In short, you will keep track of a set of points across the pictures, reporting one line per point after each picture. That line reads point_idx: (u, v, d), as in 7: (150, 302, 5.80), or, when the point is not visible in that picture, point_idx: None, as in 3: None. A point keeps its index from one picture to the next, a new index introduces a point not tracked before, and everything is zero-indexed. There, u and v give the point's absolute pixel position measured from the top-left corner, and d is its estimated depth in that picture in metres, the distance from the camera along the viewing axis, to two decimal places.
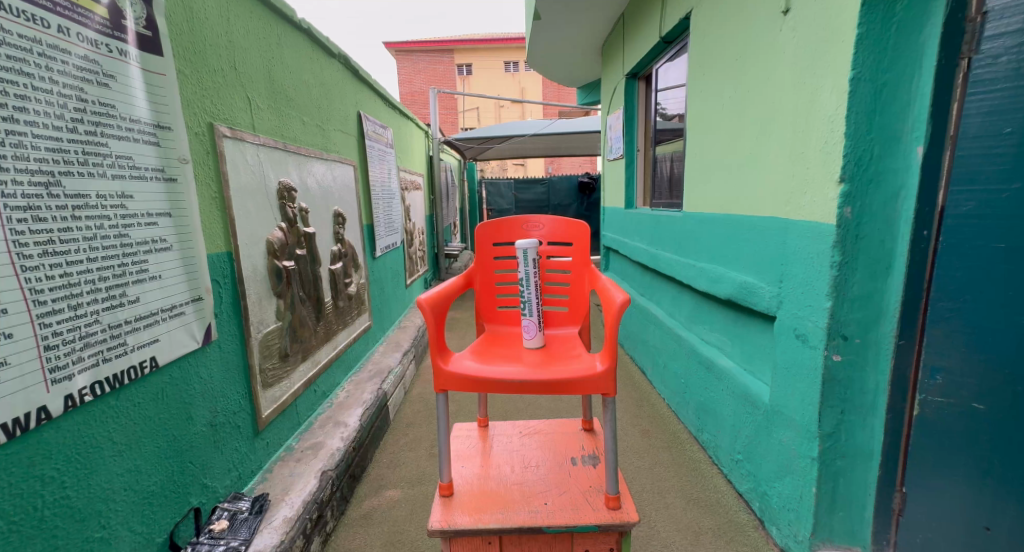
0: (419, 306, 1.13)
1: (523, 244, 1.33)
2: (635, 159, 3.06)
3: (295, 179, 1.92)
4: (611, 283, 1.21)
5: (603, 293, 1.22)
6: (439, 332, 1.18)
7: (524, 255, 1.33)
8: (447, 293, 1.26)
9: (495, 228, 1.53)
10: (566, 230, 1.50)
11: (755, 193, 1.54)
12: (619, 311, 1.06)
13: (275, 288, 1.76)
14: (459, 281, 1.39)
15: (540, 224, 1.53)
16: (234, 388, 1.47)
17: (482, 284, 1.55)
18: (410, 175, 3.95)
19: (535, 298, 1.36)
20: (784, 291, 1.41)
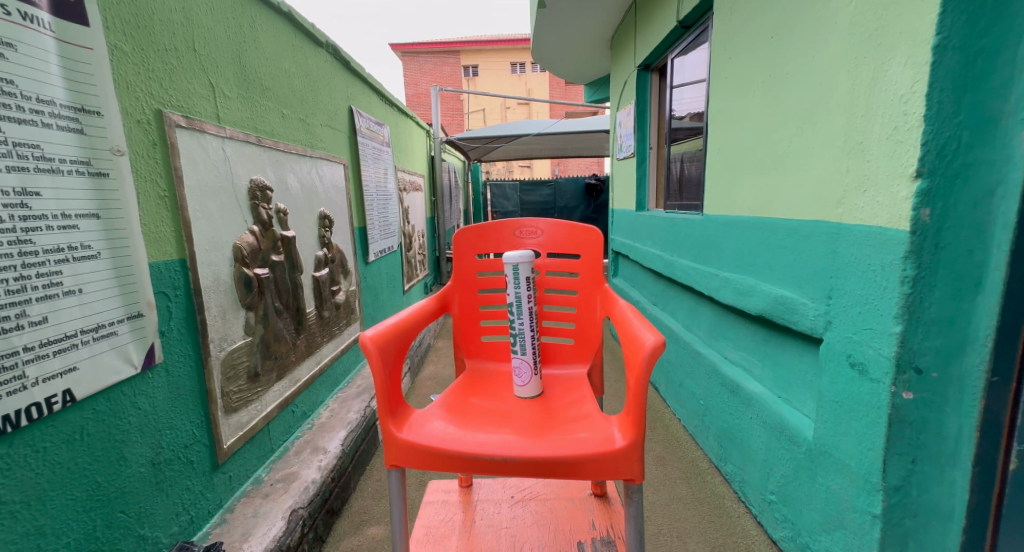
0: (363, 345, 0.93)
1: (513, 256, 1.12)
2: (648, 158, 2.83)
3: (273, 178, 1.71)
4: (638, 315, 0.98)
5: (624, 328, 1.00)
6: (391, 378, 0.97)
7: (516, 272, 1.12)
8: (407, 324, 1.06)
9: (481, 234, 1.34)
10: (574, 236, 1.30)
11: (794, 192, 1.33)
12: (648, 358, 0.84)
13: (244, 299, 1.56)
14: (427, 305, 1.18)
15: (541, 229, 1.33)
16: (186, 416, 1.28)
17: (467, 304, 1.34)
18: (410, 175, 3.76)
19: (531, 327, 1.15)
20: (833, 310, 1.21)
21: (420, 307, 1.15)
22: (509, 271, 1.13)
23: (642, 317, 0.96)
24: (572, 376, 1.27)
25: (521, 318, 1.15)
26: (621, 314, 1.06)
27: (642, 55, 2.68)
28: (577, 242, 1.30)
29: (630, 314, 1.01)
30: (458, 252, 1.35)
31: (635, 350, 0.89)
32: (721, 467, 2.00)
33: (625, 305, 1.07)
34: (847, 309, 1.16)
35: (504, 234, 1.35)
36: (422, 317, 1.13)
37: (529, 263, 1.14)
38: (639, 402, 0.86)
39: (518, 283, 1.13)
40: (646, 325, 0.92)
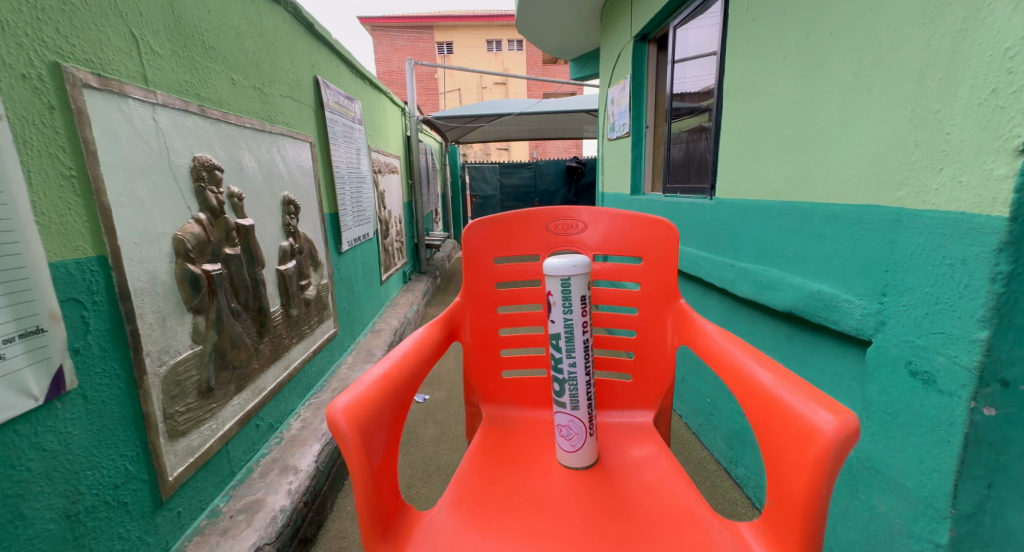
0: (334, 429, 0.69)
1: (562, 267, 0.84)
2: (645, 136, 2.63)
3: (223, 156, 1.43)
4: (775, 371, 0.77)
5: (749, 391, 0.79)
6: (381, 466, 0.74)
7: (566, 291, 0.86)
8: (396, 379, 0.81)
9: (507, 230, 1.13)
10: (633, 233, 1.08)
11: (834, 171, 1.14)
12: (836, 452, 0.64)
13: (190, 302, 1.31)
14: (421, 340, 0.94)
15: (592, 223, 1.12)
16: (114, 450, 1.08)
17: (484, 320, 1.13)
18: (385, 157, 3.48)
19: (582, 363, 0.90)
20: (886, 309, 1.04)
21: (411, 345, 0.91)
22: (557, 288, 0.86)
23: (791, 376, 0.75)
24: (629, 429, 1.07)
25: (567, 351, 0.89)
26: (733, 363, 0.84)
27: (639, 24, 2.46)
28: (639, 242, 1.08)
29: (757, 371, 0.79)
30: (473, 252, 1.12)
31: (803, 436, 0.68)
32: (732, 470, 1.92)
33: (737, 351, 0.85)
34: (908, 309, 0.99)
35: (531, 227, 1.13)
36: (415, 360, 0.88)
37: (586, 277, 0.87)
38: (816, 513, 0.66)
39: (569, 305, 0.86)
40: (804, 394, 0.71)
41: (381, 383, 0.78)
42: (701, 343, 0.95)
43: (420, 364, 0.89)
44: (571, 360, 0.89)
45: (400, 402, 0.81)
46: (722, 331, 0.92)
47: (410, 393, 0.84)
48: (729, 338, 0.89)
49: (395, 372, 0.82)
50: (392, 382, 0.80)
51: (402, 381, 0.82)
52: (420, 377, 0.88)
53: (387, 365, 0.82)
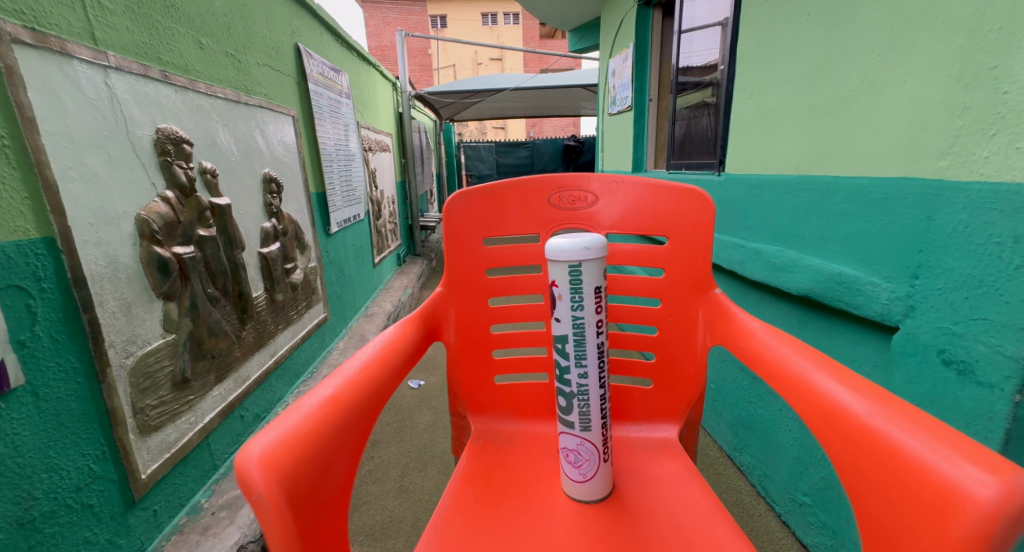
0: (246, 486, 0.52)
1: (569, 247, 0.65)
2: (648, 110, 2.50)
3: (192, 128, 1.31)
4: (872, 398, 0.59)
5: (835, 422, 0.61)
6: (322, 524, 0.57)
7: (574, 280, 0.67)
8: (345, 405, 0.64)
9: (496, 201, 0.98)
10: (655, 203, 0.94)
11: (862, 140, 1.04)
12: (998, 528, 0.46)
13: (158, 288, 1.21)
14: (386, 349, 0.77)
15: (604, 194, 0.97)
16: (75, 450, 1.01)
17: (470, 316, 0.99)
18: (375, 134, 3.34)
19: (597, 372, 0.71)
20: (916, 293, 0.94)
21: (371, 357, 0.74)
22: (563, 277, 0.67)
23: (894, 405, 0.58)
24: (648, 448, 0.91)
25: (576, 358, 0.70)
26: (805, 383, 0.67)
27: None
28: (661, 217, 0.94)
29: (845, 395, 0.61)
30: (461, 237, 0.98)
31: (938, 498, 0.50)
32: (735, 457, 1.86)
33: (809, 369, 0.68)
34: (943, 293, 0.89)
35: (529, 203, 0.98)
36: (375, 376, 0.71)
37: (600, 262, 0.67)
38: None
39: (578, 299, 0.68)
40: (927, 434, 0.53)
41: (322, 413, 0.61)
42: (753, 353, 0.78)
43: (381, 381, 0.72)
44: (582, 369, 0.70)
45: (351, 435, 0.63)
46: (784, 340, 0.75)
47: (367, 420, 0.67)
48: (795, 349, 0.72)
49: (344, 397, 0.65)
50: (339, 409, 0.63)
51: (353, 407, 0.65)
52: (380, 398, 0.70)
53: (333, 387, 0.65)
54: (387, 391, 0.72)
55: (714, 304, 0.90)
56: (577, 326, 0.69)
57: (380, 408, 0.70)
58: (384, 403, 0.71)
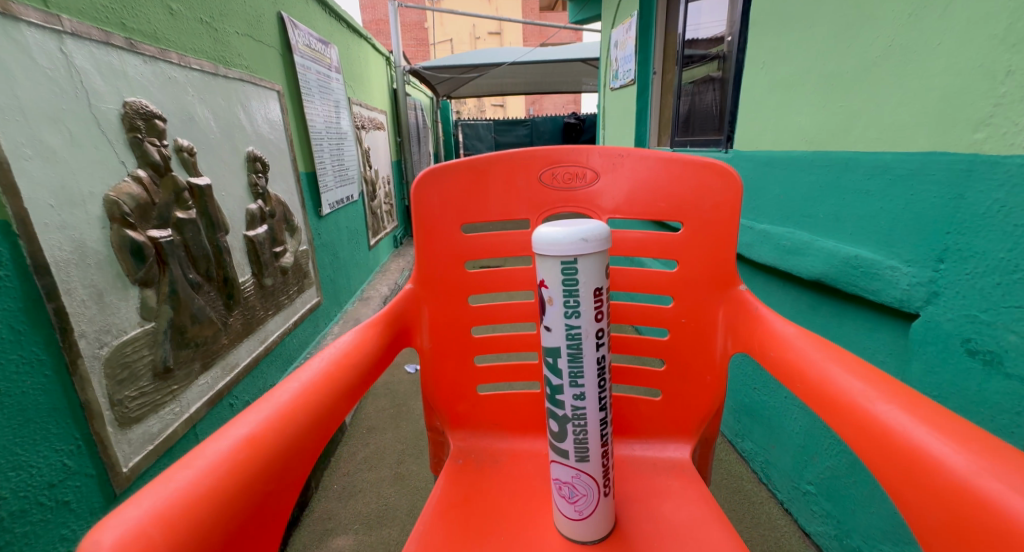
0: None
1: (562, 240, 0.58)
2: (652, 85, 2.39)
3: (164, 102, 1.22)
4: (972, 448, 0.45)
5: (919, 478, 0.47)
6: None
7: (569, 280, 0.60)
8: (264, 446, 0.51)
9: (480, 180, 0.89)
10: (670, 181, 0.85)
11: (888, 112, 0.95)
12: None
13: (133, 275, 1.14)
14: (329, 370, 0.65)
15: (607, 170, 0.88)
16: (45, 446, 0.95)
17: (450, 317, 0.93)
18: (369, 111, 3.23)
19: (596, 385, 0.64)
20: (940, 279, 0.87)
21: (308, 382, 0.61)
22: (554, 277, 0.60)
23: (1006, 460, 0.44)
24: (657, 470, 0.86)
25: (571, 373, 0.63)
26: (868, 418, 0.53)
27: None
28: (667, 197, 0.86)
29: (930, 442, 0.48)
30: (434, 220, 0.90)
31: None
32: (737, 444, 1.82)
33: (874, 402, 0.54)
34: (971, 278, 0.82)
35: (517, 182, 0.90)
36: (310, 405, 0.58)
37: (601, 257, 0.60)
38: None
39: (574, 302, 0.60)
40: None
41: (229, 460, 0.48)
42: (793, 370, 0.65)
43: (317, 410, 0.59)
44: (577, 385, 0.63)
45: (272, 482, 0.51)
46: (835, 358, 0.61)
47: (297, 461, 0.54)
48: (853, 371, 0.58)
49: (263, 436, 0.52)
50: (253, 453, 0.50)
51: (276, 447, 0.52)
52: (317, 431, 0.58)
53: (249, 425, 0.52)
54: (326, 423, 0.59)
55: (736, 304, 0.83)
56: (571, 335, 0.62)
57: (318, 443, 0.57)
58: (323, 437, 0.58)
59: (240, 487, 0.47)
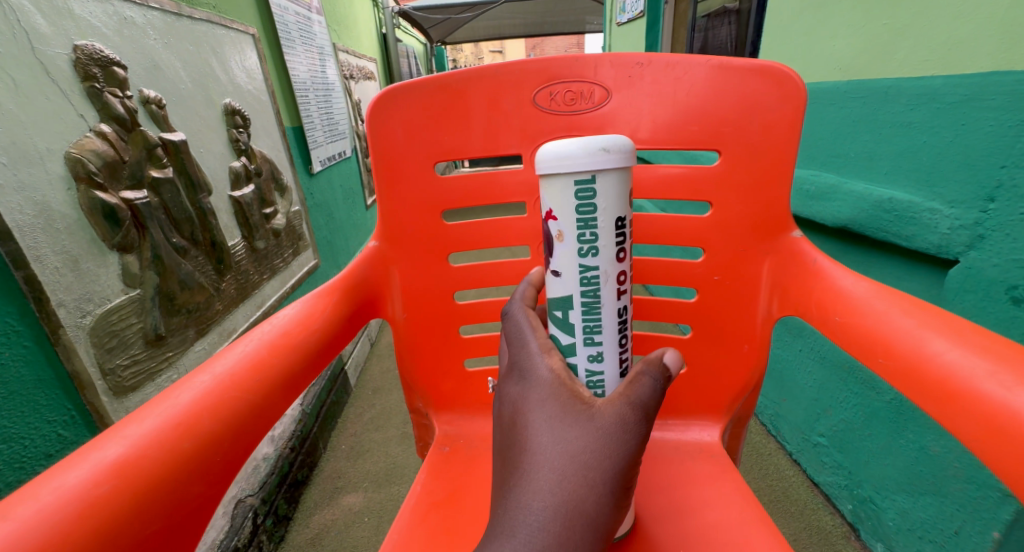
0: None
1: (575, 154, 0.50)
2: (662, 17, 2.21)
3: (122, 47, 1.11)
4: None
5: None
6: None
7: (586, 207, 0.52)
8: (138, 472, 0.44)
9: (461, 118, 0.79)
10: (712, 96, 0.75)
11: (941, 28, 0.83)
12: None
13: (111, 240, 1.07)
14: (252, 360, 0.58)
15: (624, 87, 0.77)
16: (36, 418, 0.92)
17: (429, 283, 0.86)
18: (357, 59, 3.04)
19: (615, 340, 0.58)
20: (989, 219, 0.78)
21: (217, 379, 0.54)
22: (568, 206, 0.52)
23: None
24: (682, 453, 0.82)
25: (587, 328, 0.57)
26: (1001, 410, 0.45)
27: None
28: (695, 135, 0.76)
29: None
30: (400, 157, 0.81)
31: None
32: None
33: (1010, 390, 0.45)
34: None
35: (502, 105, 0.79)
36: (215, 409, 0.52)
37: (621, 172, 0.52)
38: None
39: (593, 237, 0.53)
40: None
41: (85, 497, 0.41)
42: (877, 341, 0.58)
43: (226, 415, 0.52)
44: (594, 342, 0.58)
45: (154, 511, 0.44)
46: (945, 330, 0.53)
47: (198, 480, 0.48)
48: (974, 349, 0.50)
49: (139, 458, 0.45)
50: (120, 484, 0.43)
51: (156, 470, 0.45)
52: (226, 440, 0.51)
53: (122, 446, 0.45)
54: (240, 428, 0.53)
55: (789, 258, 0.75)
56: (588, 280, 0.55)
57: (227, 452, 0.51)
58: (234, 444, 0.52)
59: (93, 531, 0.41)
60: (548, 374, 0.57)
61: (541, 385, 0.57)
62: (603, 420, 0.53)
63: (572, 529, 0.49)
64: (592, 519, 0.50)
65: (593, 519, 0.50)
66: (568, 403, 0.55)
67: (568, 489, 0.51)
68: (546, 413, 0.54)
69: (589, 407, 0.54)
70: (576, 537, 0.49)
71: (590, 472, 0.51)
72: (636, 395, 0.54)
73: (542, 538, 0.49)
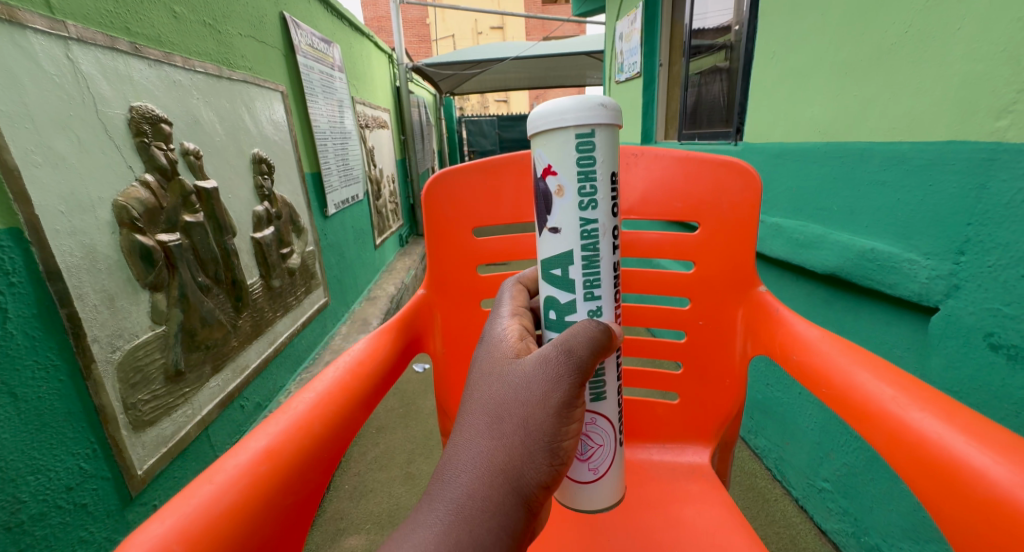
0: None
1: (572, 108, 0.56)
2: (657, 78, 2.40)
3: (169, 106, 1.23)
4: (1003, 452, 0.46)
5: (939, 469, 0.49)
6: None
7: (587, 161, 0.58)
8: (283, 459, 0.52)
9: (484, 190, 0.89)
10: (685, 181, 0.85)
11: (905, 101, 0.94)
12: None
13: (144, 279, 1.14)
14: (343, 380, 0.64)
15: (621, 171, 0.87)
16: (62, 450, 0.96)
17: (458, 327, 0.93)
18: (372, 110, 3.22)
19: (610, 292, 0.65)
20: (961, 272, 0.85)
21: (321, 393, 0.61)
22: (568, 159, 0.59)
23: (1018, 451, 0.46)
24: (678, 473, 0.85)
25: (587, 282, 0.63)
26: (902, 426, 0.53)
27: None
28: (693, 200, 0.85)
29: (969, 451, 0.48)
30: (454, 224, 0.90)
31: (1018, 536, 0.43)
32: (750, 440, 1.81)
33: (905, 408, 0.54)
34: (993, 271, 0.80)
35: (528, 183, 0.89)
36: (326, 416, 0.58)
37: (611, 130, 0.59)
38: None
39: (593, 190, 0.60)
40: None
41: (249, 474, 0.49)
42: (816, 372, 0.65)
43: (334, 420, 0.59)
44: (593, 296, 0.64)
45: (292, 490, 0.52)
46: (865, 364, 0.61)
47: (315, 469, 0.55)
48: (883, 377, 0.58)
49: (282, 447, 0.53)
50: (273, 467, 0.51)
51: (296, 458, 0.53)
52: (334, 441, 0.58)
53: (267, 437, 0.53)
54: (343, 431, 0.60)
55: (753, 305, 0.82)
56: (588, 232, 0.61)
57: (336, 449, 0.58)
58: (339, 445, 0.59)
59: (259, 499, 0.49)
60: (495, 339, 0.63)
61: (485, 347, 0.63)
62: (526, 372, 0.56)
63: (488, 476, 0.52)
64: (510, 459, 0.53)
65: (513, 455, 0.53)
66: (501, 356, 0.60)
67: (488, 437, 0.54)
68: (482, 368, 0.60)
69: (516, 362, 0.59)
70: (493, 484, 0.52)
71: (507, 422, 0.55)
72: (566, 343, 0.57)
73: (462, 473, 0.52)
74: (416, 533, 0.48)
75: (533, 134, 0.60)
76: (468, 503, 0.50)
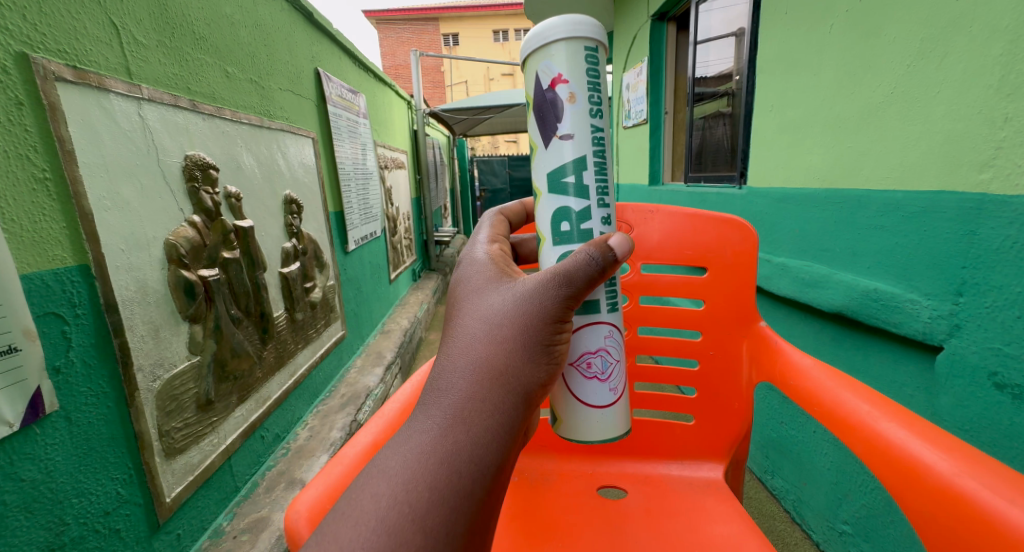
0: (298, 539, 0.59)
1: (583, 22, 0.67)
2: (664, 125, 2.53)
3: (218, 154, 1.34)
4: (953, 455, 0.56)
5: (906, 472, 0.59)
6: None
7: (594, 72, 0.68)
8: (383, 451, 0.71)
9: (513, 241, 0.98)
10: (692, 231, 0.92)
11: (896, 153, 1.02)
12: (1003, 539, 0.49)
13: (185, 311, 1.22)
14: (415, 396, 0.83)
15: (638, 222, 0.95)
16: (104, 475, 1.01)
17: None
18: (391, 151, 3.37)
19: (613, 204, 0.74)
20: (961, 313, 0.91)
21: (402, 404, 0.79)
22: (580, 68, 0.67)
23: (973, 461, 0.55)
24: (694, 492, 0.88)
25: (600, 191, 0.71)
26: (876, 436, 0.63)
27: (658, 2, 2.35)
28: (702, 246, 0.92)
29: (922, 451, 0.58)
30: None
31: (971, 525, 0.52)
32: (768, 481, 1.81)
33: (877, 419, 0.64)
34: (991, 311, 0.86)
35: None
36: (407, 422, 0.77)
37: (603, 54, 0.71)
38: None
39: (599, 101, 0.69)
40: (1001, 483, 0.52)
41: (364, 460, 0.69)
42: (809, 392, 0.74)
43: None
44: (604, 204, 0.72)
45: None
46: (849, 385, 0.70)
47: None
48: (863, 396, 0.67)
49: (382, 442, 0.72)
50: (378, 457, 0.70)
51: None
52: None
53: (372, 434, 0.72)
54: None
55: (757, 338, 0.88)
56: (597, 140, 0.70)
57: None
58: None
59: None
60: (492, 264, 0.69)
61: (485, 269, 0.68)
62: (524, 293, 0.62)
63: (484, 380, 0.58)
64: (505, 368, 0.60)
65: (507, 367, 0.60)
66: (499, 279, 0.66)
67: (485, 346, 0.60)
68: (481, 285, 0.66)
69: (514, 284, 0.64)
70: (486, 389, 0.58)
71: (502, 332, 0.61)
72: (564, 271, 0.62)
73: (459, 379, 0.59)
74: (417, 433, 0.55)
75: (543, 44, 0.67)
76: (466, 403, 0.57)
